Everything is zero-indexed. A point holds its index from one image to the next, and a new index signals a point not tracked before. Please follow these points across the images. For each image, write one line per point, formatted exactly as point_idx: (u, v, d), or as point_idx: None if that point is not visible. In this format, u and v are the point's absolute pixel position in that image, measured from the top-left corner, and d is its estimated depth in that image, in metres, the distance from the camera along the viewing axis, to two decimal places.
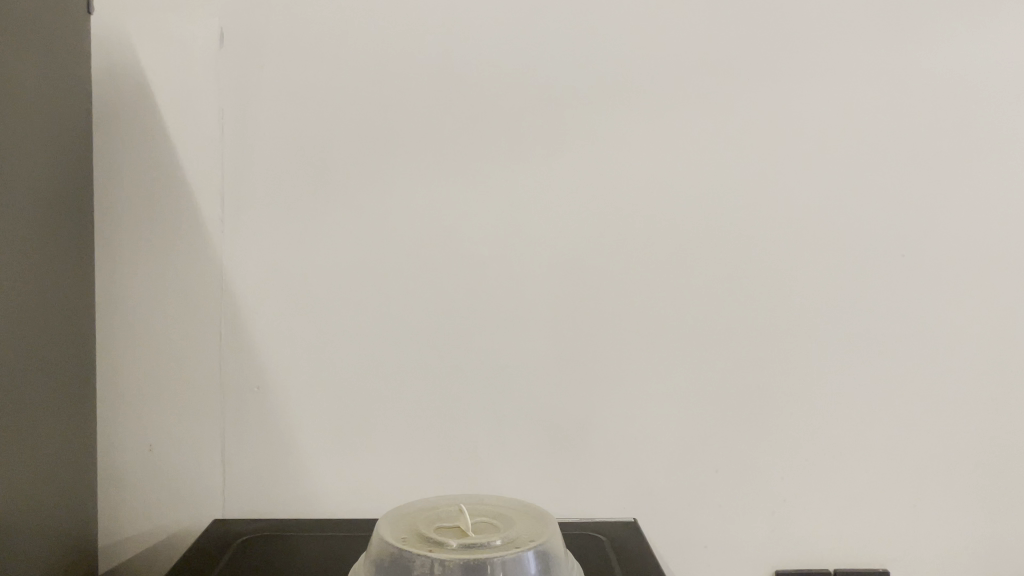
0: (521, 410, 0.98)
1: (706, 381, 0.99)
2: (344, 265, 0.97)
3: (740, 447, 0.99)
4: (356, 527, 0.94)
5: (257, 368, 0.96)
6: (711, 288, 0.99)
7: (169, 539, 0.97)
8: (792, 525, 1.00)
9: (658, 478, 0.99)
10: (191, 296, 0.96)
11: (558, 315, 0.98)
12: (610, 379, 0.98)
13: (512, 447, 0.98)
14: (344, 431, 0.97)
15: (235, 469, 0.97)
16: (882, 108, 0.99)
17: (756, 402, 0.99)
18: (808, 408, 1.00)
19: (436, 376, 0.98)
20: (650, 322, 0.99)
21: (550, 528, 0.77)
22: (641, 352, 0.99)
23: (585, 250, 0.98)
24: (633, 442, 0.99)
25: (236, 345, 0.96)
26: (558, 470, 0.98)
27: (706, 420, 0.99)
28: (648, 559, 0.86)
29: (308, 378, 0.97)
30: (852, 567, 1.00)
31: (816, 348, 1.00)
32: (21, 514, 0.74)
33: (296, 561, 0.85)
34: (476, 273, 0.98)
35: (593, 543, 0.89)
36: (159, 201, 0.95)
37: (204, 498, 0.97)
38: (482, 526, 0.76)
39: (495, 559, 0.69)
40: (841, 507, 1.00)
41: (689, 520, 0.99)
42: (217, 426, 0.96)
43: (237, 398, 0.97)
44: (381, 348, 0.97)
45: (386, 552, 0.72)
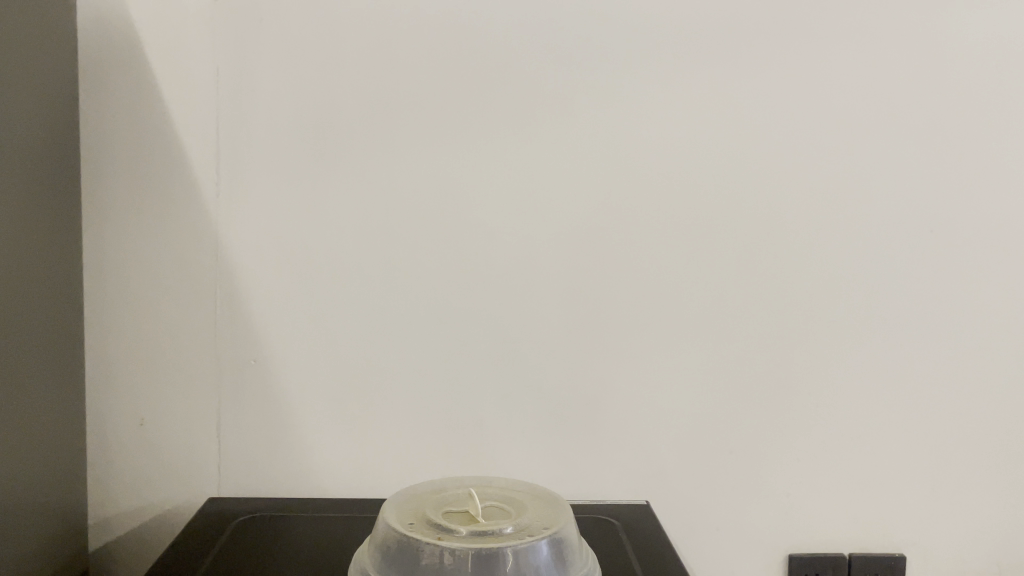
0: (532, 388, 0.94)
1: (726, 360, 0.95)
2: (348, 233, 0.92)
3: (755, 428, 0.96)
4: (357, 507, 0.90)
5: (254, 340, 0.92)
6: (733, 264, 0.94)
7: (160, 517, 0.93)
8: (809, 508, 0.96)
9: (670, 458, 0.95)
10: (184, 264, 0.91)
11: (573, 289, 0.94)
12: (626, 356, 0.94)
13: (522, 426, 0.94)
14: (345, 408, 0.93)
15: (231, 445, 0.93)
16: (919, 77, 0.94)
17: (772, 382, 0.96)
18: (830, 389, 0.96)
19: (444, 352, 0.93)
20: (665, 298, 0.94)
21: (563, 515, 0.73)
22: (654, 329, 0.94)
23: (601, 222, 0.93)
24: (647, 421, 0.95)
25: (232, 316, 0.92)
26: (569, 450, 0.95)
27: (724, 401, 0.95)
28: (661, 544, 0.83)
29: (308, 352, 0.93)
30: (869, 553, 0.97)
31: (840, 327, 0.96)
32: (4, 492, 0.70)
33: (295, 545, 0.81)
34: (483, 244, 0.93)
35: (605, 526, 0.86)
36: (152, 164, 0.90)
37: (197, 475, 0.93)
38: (493, 512, 0.73)
39: (509, 548, 0.66)
40: (860, 491, 0.97)
41: (703, 502, 0.96)
42: (212, 400, 0.92)
43: (233, 372, 0.92)
44: (384, 321, 0.93)
45: (391, 540, 0.68)
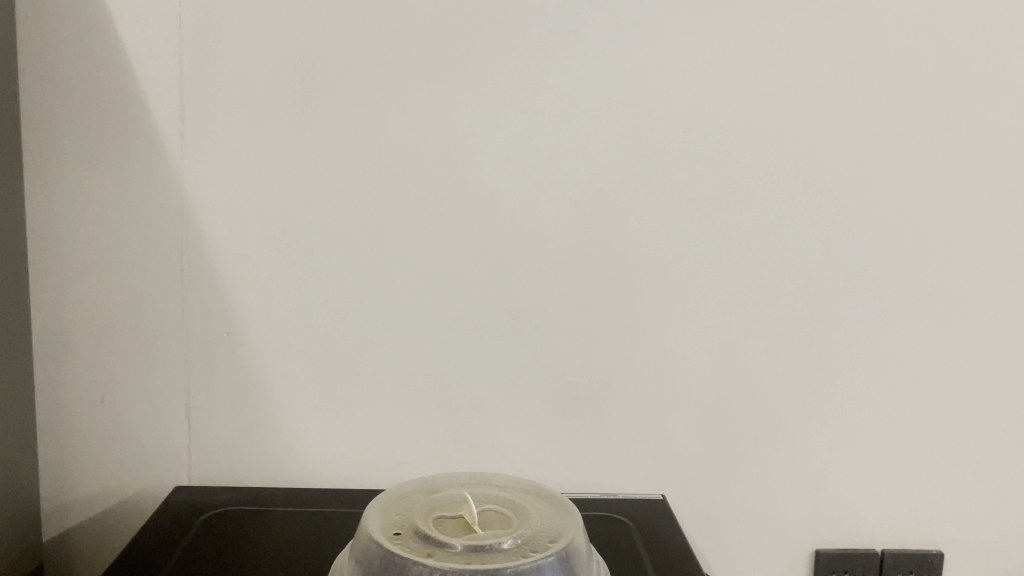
0: (538, 368, 0.84)
1: (755, 341, 0.85)
2: (332, 192, 0.81)
3: (783, 413, 0.86)
4: (342, 498, 0.81)
5: (225, 311, 0.82)
6: (766, 233, 0.83)
7: (124, 503, 0.84)
8: (840, 500, 0.88)
9: (688, 445, 0.86)
10: (144, 224, 0.81)
11: (585, 259, 0.83)
12: (643, 334, 0.84)
13: (525, 409, 0.85)
14: (329, 387, 0.84)
15: (201, 426, 0.84)
16: (992, 17, 0.81)
17: (805, 363, 0.86)
18: (869, 372, 0.86)
19: (440, 327, 0.84)
20: (687, 268, 0.84)
21: (571, 523, 0.64)
22: (675, 303, 0.84)
23: (619, 182, 0.82)
24: (665, 406, 0.86)
25: (202, 284, 0.82)
26: (577, 436, 0.86)
27: (751, 386, 0.86)
28: (679, 544, 0.74)
29: (287, 325, 0.83)
30: (903, 550, 0.88)
31: (884, 305, 0.85)
32: None
33: (269, 544, 0.72)
34: (483, 205, 0.82)
35: (616, 524, 0.77)
36: (105, 109, 0.79)
37: (165, 458, 0.84)
38: (492, 520, 0.63)
39: (508, 569, 0.57)
40: (897, 484, 0.88)
41: (724, 494, 0.87)
42: (180, 377, 0.83)
43: (202, 346, 0.83)
44: (372, 290, 0.83)
45: (373, 556, 0.59)
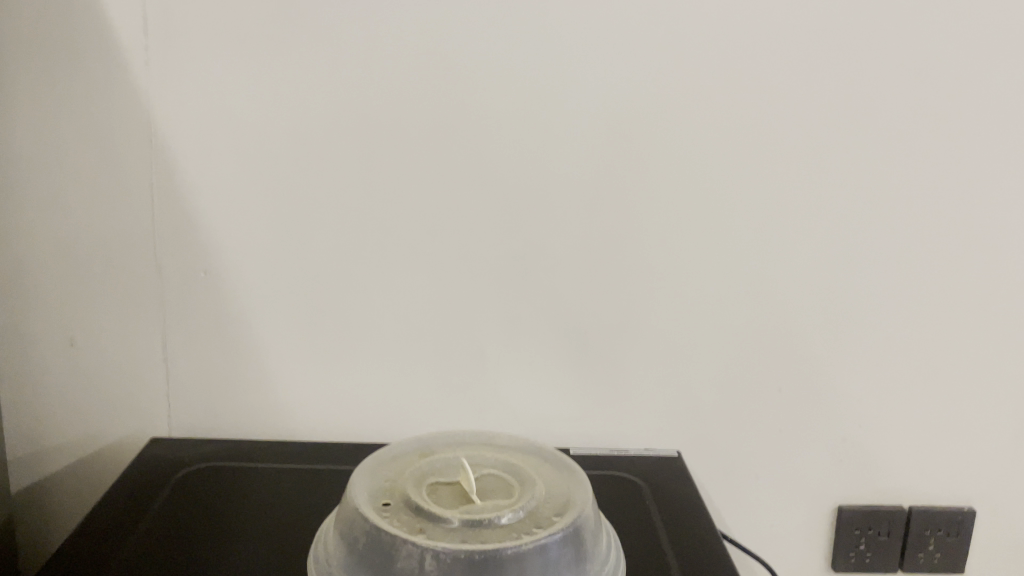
0: (545, 314, 0.77)
1: (785, 286, 0.77)
2: (314, 117, 0.72)
3: (811, 364, 0.79)
4: (331, 453, 0.76)
5: (201, 248, 0.75)
6: (804, 166, 0.74)
7: (102, 451, 0.79)
8: (866, 456, 0.81)
9: (705, 396, 0.80)
10: (108, 151, 0.72)
11: (599, 194, 0.74)
12: (661, 278, 0.77)
13: (530, 358, 0.78)
14: (316, 332, 0.77)
15: (180, 371, 0.77)
16: None
17: (838, 311, 0.78)
18: (907, 320, 0.78)
19: (436, 268, 0.76)
20: (711, 206, 0.75)
21: (580, 493, 0.58)
22: (695, 243, 0.76)
23: (637, 108, 0.73)
24: (681, 354, 0.79)
25: (174, 219, 0.74)
26: (586, 386, 0.79)
27: (779, 335, 0.78)
28: (696, 507, 0.68)
29: (269, 265, 0.75)
30: (932, 508, 0.82)
31: (932, 249, 0.76)
32: None
33: (249, 504, 0.66)
34: (483, 134, 0.73)
35: (625, 484, 0.71)
36: (57, 21, 0.70)
37: (143, 404, 0.78)
38: (492, 489, 0.57)
39: (509, 550, 0.51)
40: (930, 440, 0.81)
41: (741, 448, 0.81)
42: (156, 319, 0.76)
43: (178, 286, 0.75)
44: (361, 228, 0.75)
45: (358, 531, 0.53)
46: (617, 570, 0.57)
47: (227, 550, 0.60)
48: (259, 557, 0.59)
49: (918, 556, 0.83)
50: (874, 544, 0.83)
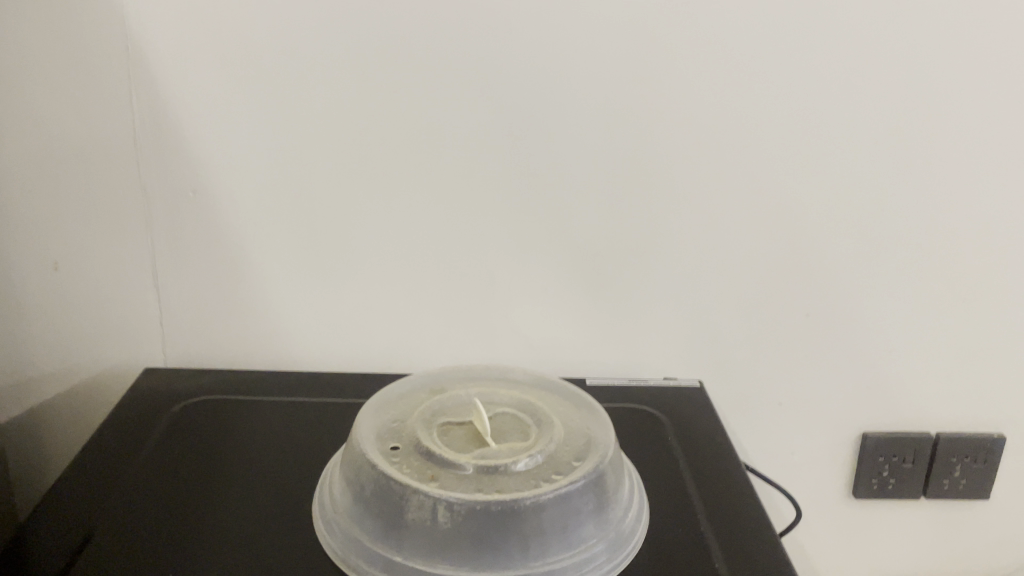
0: (559, 235, 0.72)
1: (818, 205, 0.71)
2: (301, 20, 0.65)
3: (841, 288, 0.74)
4: (335, 384, 0.72)
5: (189, 166, 0.69)
6: (848, 74, 0.67)
7: (97, 378, 0.76)
8: (894, 382, 0.78)
9: (726, 321, 0.76)
10: (79, 58, 0.65)
11: (621, 105, 0.68)
12: (686, 199, 0.71)
13: (544, 283, 0.74)
14: (314, 256, 0.72)
15: (173, 296, 0.73)
16: None
17: (873, 232, 0.72)
18: (947, 241, 0.72)
19: (441, 188, 0.70)
20: (739, 118, 0.68)
21: (601, 434, 0.54)
22: (721, 159, 0.70)
23: (661, 8, 0.65)
24: (702, 278, 0.74)
25: (155, 135, 0.68)
26: (603, 311, 0.75)
27: (811, 258, 0.73)
28: (719, 440, 0.65)
29: (261, 185, 0.70)
30: (960, 434, 0.79)
31: (982, 165, 0.70)
32: None
33: (250, 439, 0.63)
34: (489, 38, 0.66)
35: (645, 416, 0.68)
36: None
37: (138, 330, 0.74)
38: (508, 430, 0.54)
39: (527, 500, 0.47)
40: (965, 368, 0.77)
41: (763, 373, 0.78)
42: (144, 242, 0.71)
43: (166, 207, 0.70)
44: (359, 144, 0.69)
45: (365, 478, 0.50)
46: (640, 514, 0.54)
47: (227, 489, 0.57)
48: (261, 497, 0.56)
49: (943, 483, 0.80)
50: (898, 471, 0.80)
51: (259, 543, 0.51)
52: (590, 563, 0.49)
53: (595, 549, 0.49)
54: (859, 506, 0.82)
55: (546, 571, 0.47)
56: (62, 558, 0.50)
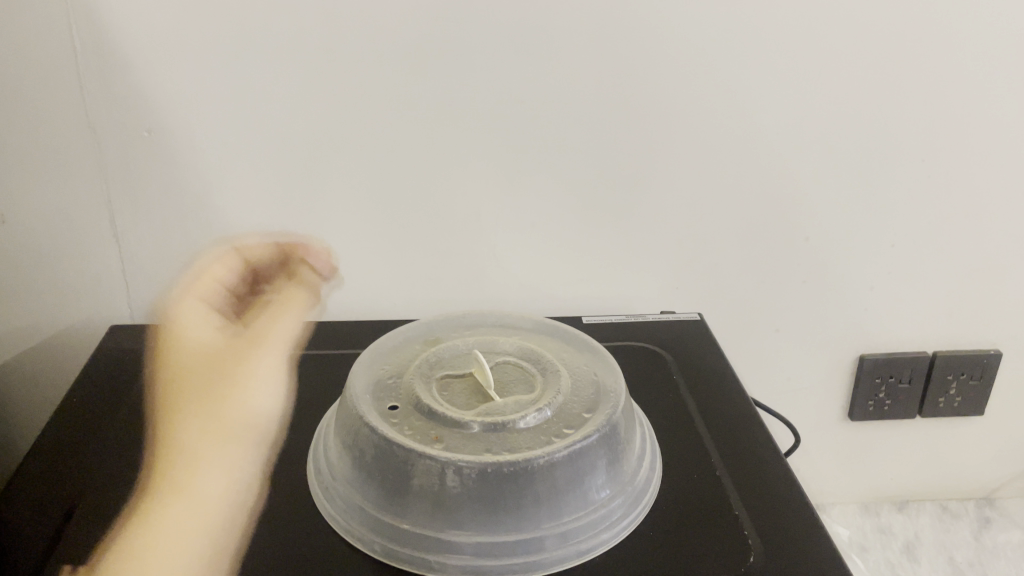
0: (548, 168, 0.68)
1: (822, 126, 0.67)
2: None
3: (843, 212, 0.71)
4: (319, 334, 0.68)
5: (141, 105, 0.63)
6: None
7: (62, 336, 0.71)
8: (893, 304, 0.76)
9: (724, 250, 0.73)
10: None
11: (615, 26, 0.63)
12: (682, 123, 0.67)
13: (534, 218, 0.70)
14: (287, 197, 0.67)
15: (136, 245, 0.68)
16: None
17: (878, 153, 0.68)
18: (952, 159, 0.69)
19: (420, 121, 0.65)
20: (738, 36, 0.63)
21: (610, 382, 0.51)
22: (719, 81, 0.65)
23: None
24: (699, 206, 0.70)
25: (101, 72, 0.61)
26: (596, 245, 0.72)
27: (816, 183, 0.70)
28: (724, 371, 0.63)
29: (223, 124, 0.64)
30: (956, 352, 0.78)
31: (1002, 79, 0.66)
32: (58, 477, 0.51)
33: None
34: None
35: (646, 353, 0.65)
36: None
37: (101, 284, 0.70)
38: (512, 382, 0.51)
39: (539, 459, 0.44)
40: (969, 289, 0.75)
41: (761, 302, 0.75)
42: (99, 190, 0.66)
43: (120, 151, 0.64)
44: (328, 76, 0.63)
45: (365, 442, 0.47)
46: (653, 463, 0.51)
47: None
48: None
49: (938, 402, 0.80)
50: (893, 391, 0.80)
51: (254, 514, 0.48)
52: (606, 519, 0.46)
53: (611, 505, 0.47)
54: (853, 427, 0.82)
55: (562, 532, 0.45)
56: (41, 543, 0.46)
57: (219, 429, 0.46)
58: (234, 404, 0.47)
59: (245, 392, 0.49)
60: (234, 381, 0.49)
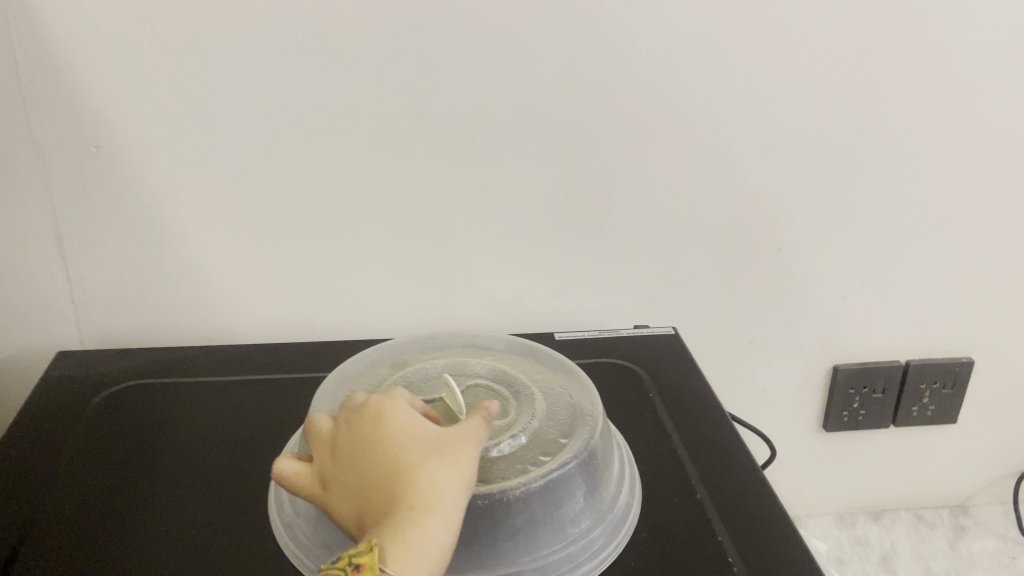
0: (517, 181, 0.66)
1: (794, 136, 0.66)
2: None
3: (817, 222, 0.70)
4: (283, 357, 0.66)
5: (89, 117, 0.59)
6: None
7: (8, 362, 0.68)
8: (867, 314, 0.75)
9: (698, 263, 0.71)
10: None
11: (584, 36, 0.61)
12: (654, 135, 0.65)
13: (503, 232, 0.68)
14: (246, 215, 0.65)
15: (86, 266, 0.65)
16: None
17: (850, 163, 0.68)
18: (924, 168, 0.68)
19: (384, 134, 0.63)
20: (708, 46, 0.62)
21: (587, 404, 0.49)
22: (690, 93, 0.64)
23: None
24: (672, 218, 0.69)
25: (46, 86, 0.58)
26: (567, 259, 0.70)
27: (788, 195, 0.69)
28: (702, 387, 0.61)
29: (177, 140, 0.61)
30: (929, 360, 0.77)
31: (972, 84, 0.65)
32: (39, 521, 0.47)
33: (193, 428, 0.56)
34: None
35: (621, 369, 0.64)
36: None
37: (49, 306, 0.66)
38: (484, 405, 0.48)
39: (516, 489, 0.42)
40: (941, 296, 0.75)
41: (735, 315, 0.74)
42: (45, 208, 0.62)
43: (67, 169, 0.61)
44: (287, 89, 0.60)
45: None
46: (632, 488, 0.49)
47: (172, 487, 0.50)
48: (208, 494, 0.50)
49: (912, 410, 0.80)
50: (867, 401, 0.79)
51: (210, 549, 0.45)
52: (587, 550, 0.44)
53: (591, 535, 0.45)
54: (828, 438, 0.82)
55: (541, 565, 0.43)
56: None
57: (442, 501, 0.37)
58: (448, 498, 0.37)
59: (462, 478, 0.39)
60: (450, 466, 0.39)
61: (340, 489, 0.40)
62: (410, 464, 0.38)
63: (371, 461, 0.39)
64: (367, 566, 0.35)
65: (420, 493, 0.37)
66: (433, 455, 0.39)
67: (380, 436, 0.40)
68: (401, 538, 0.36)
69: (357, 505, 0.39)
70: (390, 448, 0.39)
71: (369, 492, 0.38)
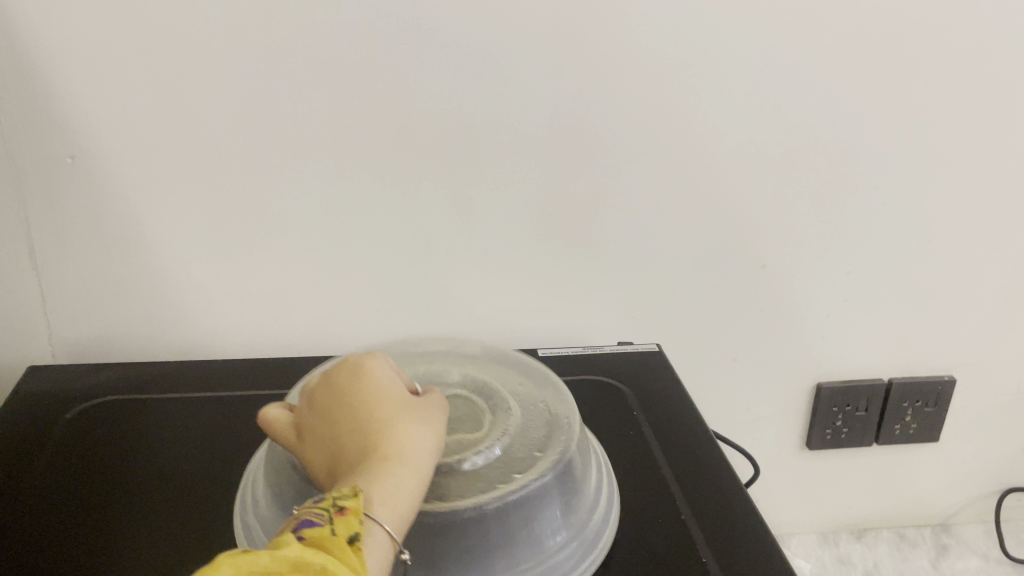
0: (501, 196, 0.65)
1: (778, 154, 0.66)
2: None
3: (800, 240, 0.70)
4: (261, 372, 0.64)
5: (64, 126, 0.58)
6: (810, 14, 0.61)
7: None
8: (851, 332, 0.75)
9: (681, 279, 0.71)
10: None
11: (570, 53, 0.60)
12: (638, 151, 0.65)
13: (486, 248, 0.67)
14: (225, 227, 0.64)
15: (60, 278, 0.64)
16: None
17: (834, 181, 0.68)
18: (907, 187, 0.68)
19: (366, 147, 0.62)
20: (694, 64, 0.62)
21: (566, 413, 0.49)
22: (675, 111, 0.63)
23: None
24: (657, 234, 0.69)
25: (21, 94, 0.57)
26: (550, 274, 0.69)
27: (772, 212, 0.68)
28: (685, 404, 0.61)
29: (156, 152, 0.60)
30: (912, 378, 0.77)
31: (955, 104, 0.65)
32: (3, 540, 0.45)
33: (167, 446, 0.55)
34: None
35: (604, 386, 0.63)
36: None
37: (20, 319, 0.65)
38: (461, 417, 0.48)
39: (493, 503, 0.42)
40: (923, 315, 0.75)
41: (719, 331, 0.74)
42: (17, 218, 0.61)
43: (42, 179, 0.59)
44: (269, 101, 0.59)
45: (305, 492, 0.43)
46: (613, 504, 0.49)
47: (143, 505, 0.49)
48: (180, 511, 0.48)
49: (894, 429, 0.79)
50: (850, 419, 0.79)
51: (180, 567, 0.44)
52: (566, 565, 0.44)
53: (570, 549, 0.44)
54: (811, 456, 0.81)
55: None
56: None
57: (414, 456, 0.39)
58: (421, 454, 0.39)
59: (434, 441, 0.41)
60: (424, 429, 0.41)
61: (316, 442, 0.41)
62: (387, 420, 0.40)
63: (348, 417, 0.41)
64: (352, 511, 0.34)
65: (396, 444, 0.39)
66: (410, 418, 0.41)
67: (361, 396, 0.42)
68: (374, 477, 0.37)
69: (331, 456, 0.40)
70: (368, 407, 0.41)
71: (345, 441, 0.40)
